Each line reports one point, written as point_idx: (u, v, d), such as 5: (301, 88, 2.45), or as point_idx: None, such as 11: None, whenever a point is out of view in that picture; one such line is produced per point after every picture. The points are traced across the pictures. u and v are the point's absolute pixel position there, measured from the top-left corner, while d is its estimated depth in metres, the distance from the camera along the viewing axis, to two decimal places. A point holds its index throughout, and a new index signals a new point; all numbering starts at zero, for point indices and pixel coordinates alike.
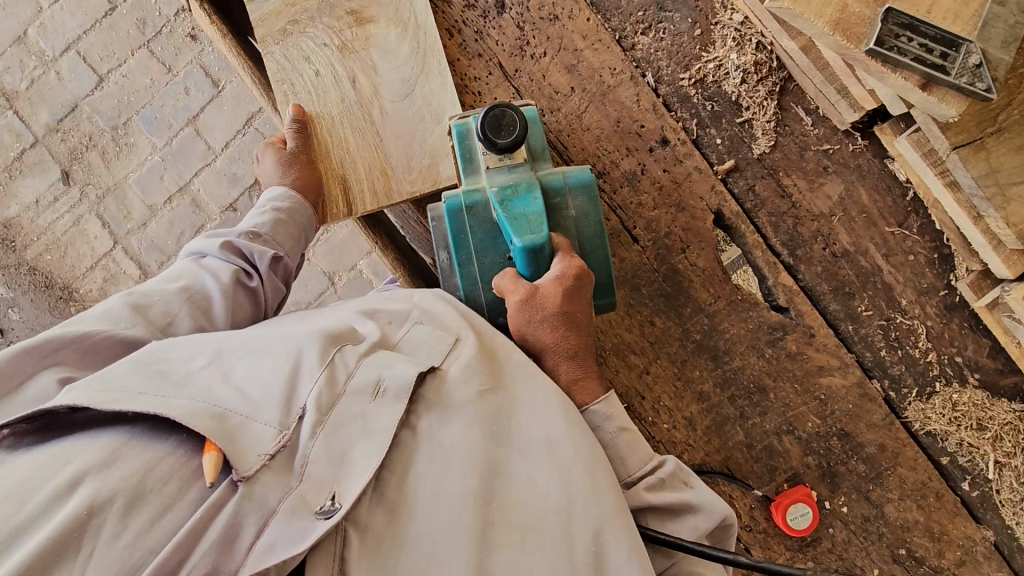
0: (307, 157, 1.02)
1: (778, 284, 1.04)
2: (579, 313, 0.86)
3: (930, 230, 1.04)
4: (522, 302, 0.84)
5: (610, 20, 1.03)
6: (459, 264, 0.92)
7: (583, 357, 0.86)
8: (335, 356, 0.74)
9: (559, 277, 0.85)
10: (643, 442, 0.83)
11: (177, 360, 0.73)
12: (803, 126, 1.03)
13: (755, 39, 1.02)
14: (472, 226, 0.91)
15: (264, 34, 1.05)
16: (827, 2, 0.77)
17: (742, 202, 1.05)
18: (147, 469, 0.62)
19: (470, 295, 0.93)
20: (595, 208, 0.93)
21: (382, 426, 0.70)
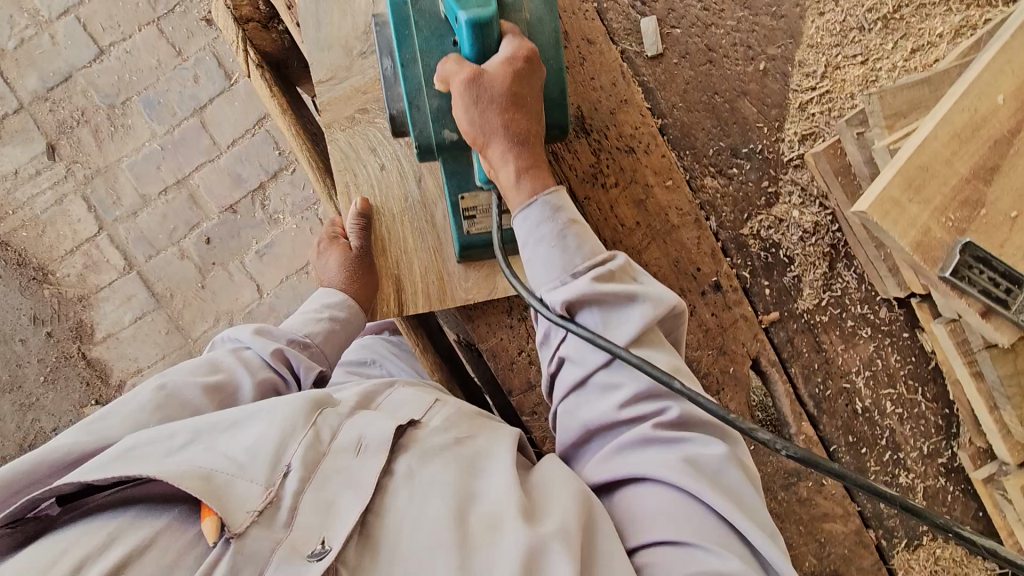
0: (369, 257, 0.94)
1: (800, 434, 1.09)
2: (531, 99, 0.73)
3: (943, 398, 1.10)
4: (465, 82, 0.70)
5: (683, 158, 1.03)
6: (401, 66, 0.77)
7: (533, 149, 0.74)
8: (319, 416, 0.71)
9: (508, 59, 0.71)
10: (591, 237, 0.73)
11: (152, 436, 0.67)
12: (848, 288, 1.06)
13: (819, 200, 1.03)
14: (416, 21, 0.75)
15: (330, 119, 0.93)
16: (914, 223, 0.79)
17: (779, 351, 1.08)
18: (144, 545, 0.58)
19: (412, 102, 0.78)
20: (555, 13, 0.79)
21: (367, 476, 0.65)
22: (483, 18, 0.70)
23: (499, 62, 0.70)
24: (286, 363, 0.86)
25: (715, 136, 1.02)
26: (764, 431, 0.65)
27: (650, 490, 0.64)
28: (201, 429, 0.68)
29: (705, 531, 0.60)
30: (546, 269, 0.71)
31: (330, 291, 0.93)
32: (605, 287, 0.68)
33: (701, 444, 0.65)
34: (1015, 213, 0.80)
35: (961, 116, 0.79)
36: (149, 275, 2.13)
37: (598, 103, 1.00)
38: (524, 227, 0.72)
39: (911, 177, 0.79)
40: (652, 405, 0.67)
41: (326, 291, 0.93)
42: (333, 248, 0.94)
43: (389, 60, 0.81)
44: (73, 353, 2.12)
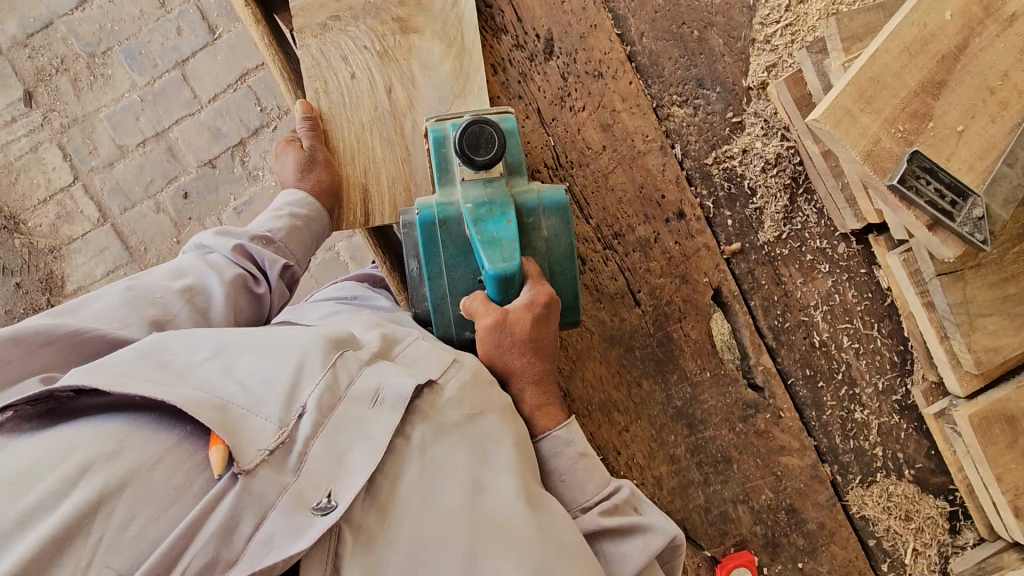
0: (324, 156, 0.93)
1: (759, 365, 1.11)
2: (548, 340, 0.81)
3: (898, 335, 1.12)
4: (489, 324, 0.79)
5: (651, 86, 1.05)
6: (427, 278, 0.86)
7: (550, 381, 0.83)
8: (339, 359, 0.71)
9: (530, 305, 0.79)
10: (600, 468, 0.79)
11: (177, 350, 0.70)
12: (808, 224, 1.09)
13: (781, 131, 1.05)
14: (444, 240, 0.84)
15: (303, 25, 0.95)
16: (864, 133, 0.82)
17: (741, 283, 1.10)
18: (157, 458, 0.60)
19: (436, 310, 0.86)
20: (568, 226, 0.87)
21: (380, 430, 0.67)
22: (507, 276, 0.78)
23: (521, 310, 0.78)
24: (251, 259, 0.88)
25: (682, 65, 1.04)
26: None
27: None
28: (222, 349, 0.70)
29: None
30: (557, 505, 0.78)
31: (285, 192, 0.93)
32: (610, 523, 0.74)
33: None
34: (961, 127, 0.82)
35: (910, 30, 0.81)
36: (124, 228, 2.11)
37: (568, 27, 1.01)
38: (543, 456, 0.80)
39: (862, 88, 0.81)
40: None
41: (282, 193, 0.93)
42: (291, 148, 0.93)
43: (416, 261, 0.89)
44: (43, 304, 2.09)
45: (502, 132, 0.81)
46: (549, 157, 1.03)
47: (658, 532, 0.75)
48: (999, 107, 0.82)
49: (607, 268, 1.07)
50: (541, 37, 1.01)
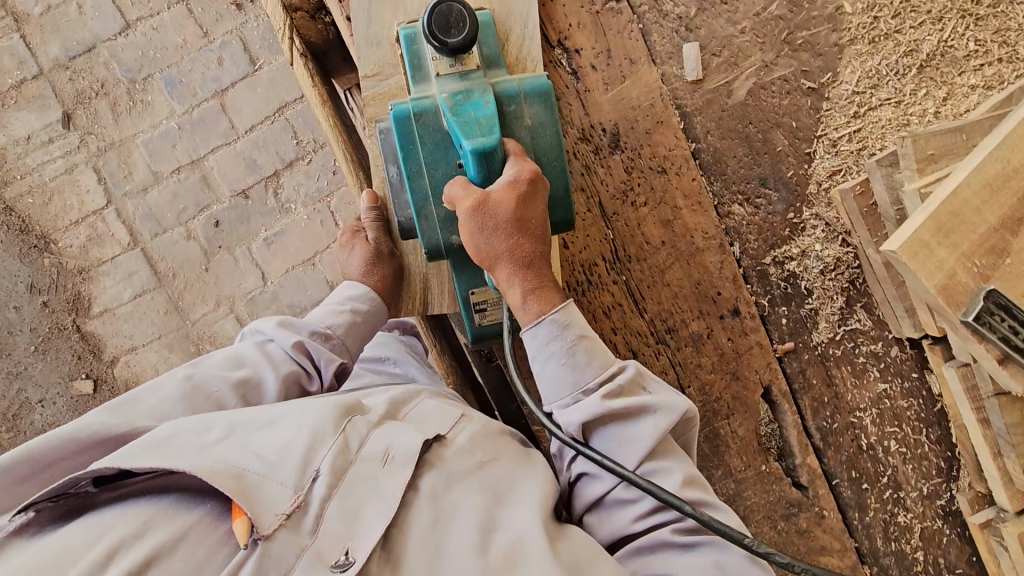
0: (387, 250, 0.95)
1: (804, 464, 1.10)
2: (535, 221, 0.76)
3: (946, 442, 1.11)
4: (471, 204, 0.75)
5: (713, 184, 1.04)
6: (408, 177, 0.82)
7: (541, 269, 0.76)
8: (348, 425, 0.75)
9: (512, 180, 0.76)
10: (602, 349, 0.77)
11: (189, 430, 0.71)
12: (862, 328, 1.08)
13: (841, 236, 1.04)
14: (421, 135, 0.81)
15: (373, 114, 0.94)
16: (941, 266, 0.81)
17: (791, 382, 1.09)
18: (179, 536, 0.62)
19: (419, 212, 0.82)
20: (552, 114, 0.84)
21: (395, 487, 0.70)
22: (488, 150, 0.76)
23: (503, 185, 0.75)
24: (309, 355, 0.86)
25: (746, 165, 1.04)
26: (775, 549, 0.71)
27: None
28: (235, 425, 0.73)
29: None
30: (557, 388, 0.76)
31: (350, 282, 0.93)
32: (614, 406, 0.73)
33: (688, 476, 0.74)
34: None
35: (993, 166, 0.81)
36: (153, 253, 2.11)
37: (635, 122, 1.01)
38: (534, 346, 0.76)
39: (940, 222, 0.80)
40: (656, 470, 0.74)
41: (345, 281, 0.93)
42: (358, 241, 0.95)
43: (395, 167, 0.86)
44: (68, 324, 2.10)
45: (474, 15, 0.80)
46: (607, 251, 1.02)
47: (666, 411, 0.74)
48: None
49: (659, 363, 1.05)
50: (607, 132, 1.00)
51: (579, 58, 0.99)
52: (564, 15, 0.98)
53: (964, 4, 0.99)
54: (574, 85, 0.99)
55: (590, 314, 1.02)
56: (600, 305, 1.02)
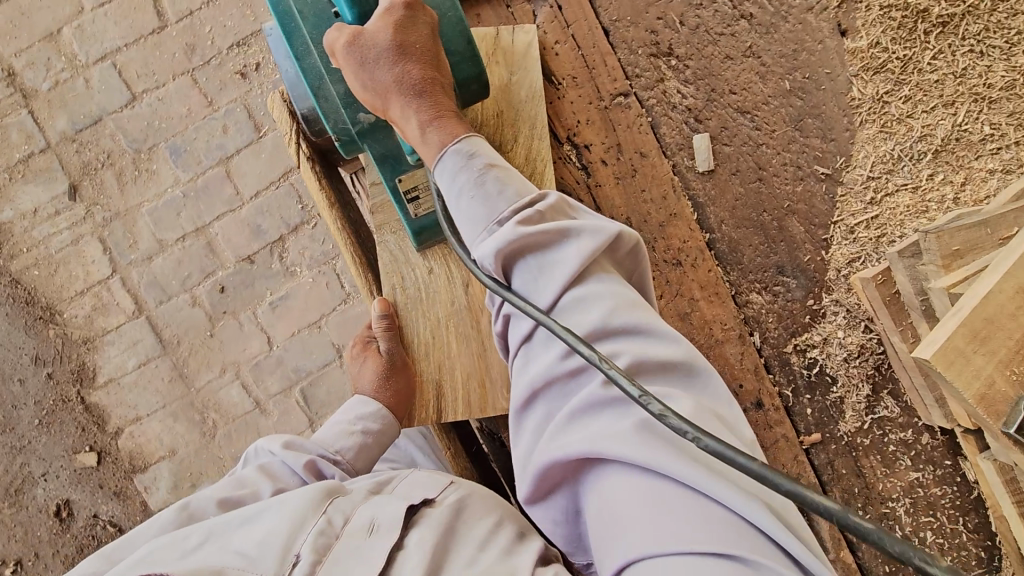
0: (401, 363, 0.93)
1: (838, 560, 1.05)
2: (417, 45, 0.75)
3: (986, 531, 1.06)
4: (351, 49, 0.73)
5: (729, 273, 1.02)
6: (296, 59, 0.80)
7: (437, 97, 0.76)
8: (329, 505, 0.74)
9: (388, 10, 0.74)
10: (518, 179, 0.72)
11: (170, 546, 0.71)
12: (890, 414, 1.04)
13: (864, 322, 1.01)
14: (299, 10, 0.78)
15: (383, 220, 0.92)
16: (977, 374, 0.77)
17: (820, 473, 1.04)
18: None
19: (316, 92, 0.81)
20: None
21: (379, 556, 0.67)
22: None
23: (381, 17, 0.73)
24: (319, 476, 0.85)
25: (762, 253, 1.02)
26: (677, 418, 0.55)
27: (606, 469, 0.58)
28: (214, 531, 0.72)
29: (668, 510, 0.52)
30: (471, 224, 0.70)
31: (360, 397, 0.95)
32: (527, 230, 0.65)
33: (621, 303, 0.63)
34: None
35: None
36: (159, 321, 2.09)
37: (647, 215, 0.99)
38: (445, 181, 0.74)
39: (975, 328, 0.77)
40: (582, 303, 0.63)
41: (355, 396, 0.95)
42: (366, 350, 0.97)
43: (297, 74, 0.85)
44: (73, 396, 2.07)
45: None
46: None
47: (590, 235, 0.65)
48: None
49: None
50: (620, 226, 0.98)
51: (588, 153, 0.97)
52: (572, 112, 0.97)
53: (976, 87, 0.96)
54: (585, 180, 0.97)
55: None
56: None
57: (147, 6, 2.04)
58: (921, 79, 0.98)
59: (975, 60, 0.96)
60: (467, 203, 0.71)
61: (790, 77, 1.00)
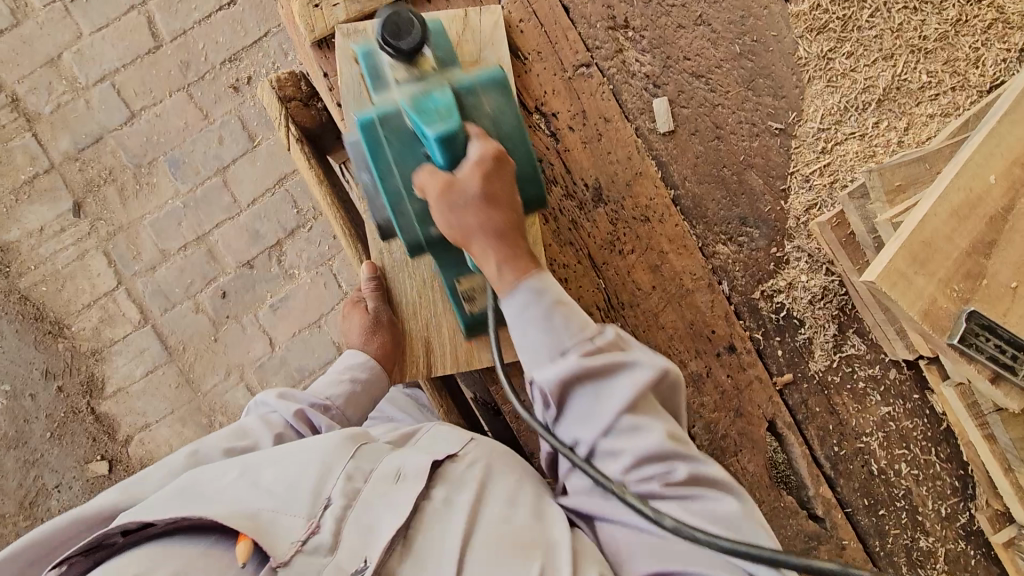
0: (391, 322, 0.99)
1: (818, 495, 1.10)
2: (505, 195, 0.79)
3: (958, 460, 1.12)
4: (441, 189, 0.76)
5: (695, 227, 1.09)
6: (380, 179, 0.82)
7: (516, 244, 0.79)
8: (356, 452, 0.83)
9: (478, 159, 0.77)
10: (580, 314, 0.80)
11: (208, 476, 0.79)
12: (857, 352, 1.09)
13: (825, 265, 1.08)
14: (387, 137, 0.80)
15: None
16: (921, 293, 0.83)
17: (795, 413, 1.10)
18: (196, 563, 0.69)
19: (395, 210, 0.84)
20: (510, 101, 0.84)
21: (403, 500, 0.77)
22: (450, 136, 0.76)
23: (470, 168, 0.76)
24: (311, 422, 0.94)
25: (725, 206, 1.08)
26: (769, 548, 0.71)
27: (604, 525, 0.84)
28: (248, 468, 0.80)
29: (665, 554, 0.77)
30: (535, 354, 0.78)
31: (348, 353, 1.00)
32: (591, 362, 0.77)
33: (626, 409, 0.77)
34: (1015, 284, 0.84)
35: (958, 194, 0.83)
36: (164, 329, 2.16)
37: (615, 176, 1.06)
38: (513, 314, 0.79)
39: (916, 251, 0.83)
40: (636, 432, 0.78)
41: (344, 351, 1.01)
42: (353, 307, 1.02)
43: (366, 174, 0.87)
44: (83, 407, 2.13)
45: (421, 17, 0.80)
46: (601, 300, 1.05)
47: (643, 367, 0.78)
48: None
49: None
50: (590, 187, 1.05)
51: (556, 121, 1.05)
52: (538, 84, 1.04)
53: (912, 39, 1.05)
54: (555, 146, 1.05)
55: None
56: None
57: (142, 28, 2.14)
58: (861, 36, 1.06)
59: (909, 15, 1.05)
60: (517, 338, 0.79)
61: (739, 41, 1.08)
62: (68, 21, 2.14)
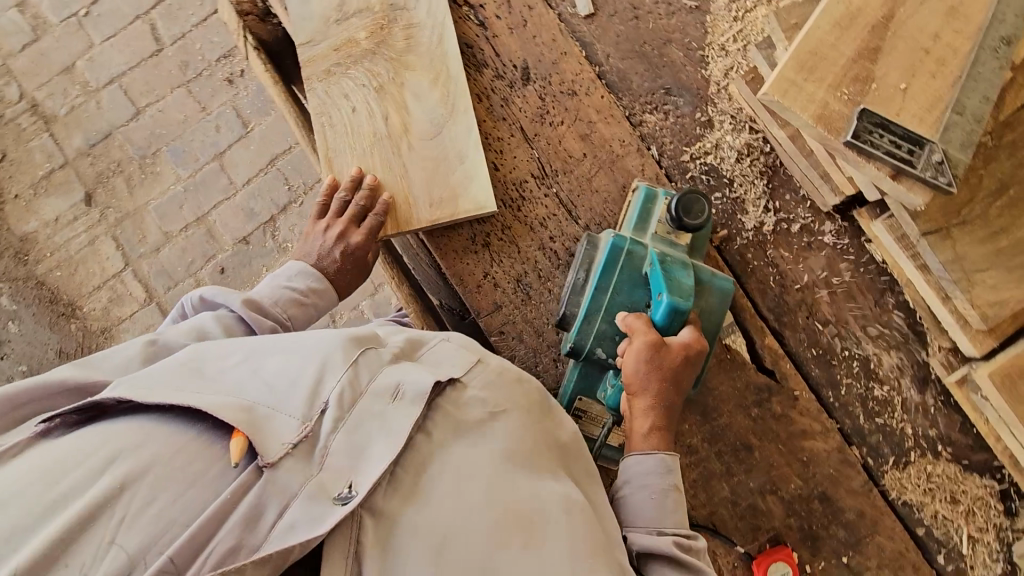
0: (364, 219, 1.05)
1: (765, 347, 1.11)
2: (686, 382, 0.92)
3: (905, 308, 1.12)
4: (649, 341, 0.90)
5: (622, 99, 1.16)
6: (594, 290, 0.99)
7: (669, 417, 0.91)
8: (361, 357, 0.75)
9: (686, 345, 0.91)
10: (683, 509, 0.89)
11: (212, 355, 0.73)
12: (789, 206, 1.14)
13: (748, 124, 1.14)
14: (624, 267, 0.98)
15: (309, 73, 1.11)
16: (812, 99, 0.90)
17: (734, 269, 1.13)
18: (180, 449, 0.63)
19: (585, 317, 0.99)
20: (721, 311, 1.00)
21: (401, 423, 0.70)
22: (680, 309, 0.90)
23: (681, 345, 0.90)
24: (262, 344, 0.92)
25: (648, 78, 1.16)
26: None
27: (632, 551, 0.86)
28: (253, 354, 0.74)
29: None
30: (643, 518, 0.87)
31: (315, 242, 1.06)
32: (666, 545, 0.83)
33: (666, 485, 0.88)
34: (904, 84, 0.89)
35: (837, 8, 0.92)
36: (168, 305, 2.28)
37: (541, 56, 1.14)
38: (634, 469, 0.90)
39: (803, 61, 0.90)
40: (659, 498, 0.88)
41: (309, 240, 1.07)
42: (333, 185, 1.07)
43: (582, 275, 1.04)
44: None
45: (711, 211, 0.99)
46: (535, 168, 1.12)
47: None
48: (937, 65, 0.89)
49: None
50: (518, 67, 1.13)
51: (483, 11, 1.15)
52: None
53: None
54: (483, 34, 1.14)
55: (527, 225, 1.11)
56: (535, 217, 1.11)
57: (146, 34, 2.37)
58: None
59: None
60: (635, 391, 0.91)
61: None
62: (82, 33, 2.37)
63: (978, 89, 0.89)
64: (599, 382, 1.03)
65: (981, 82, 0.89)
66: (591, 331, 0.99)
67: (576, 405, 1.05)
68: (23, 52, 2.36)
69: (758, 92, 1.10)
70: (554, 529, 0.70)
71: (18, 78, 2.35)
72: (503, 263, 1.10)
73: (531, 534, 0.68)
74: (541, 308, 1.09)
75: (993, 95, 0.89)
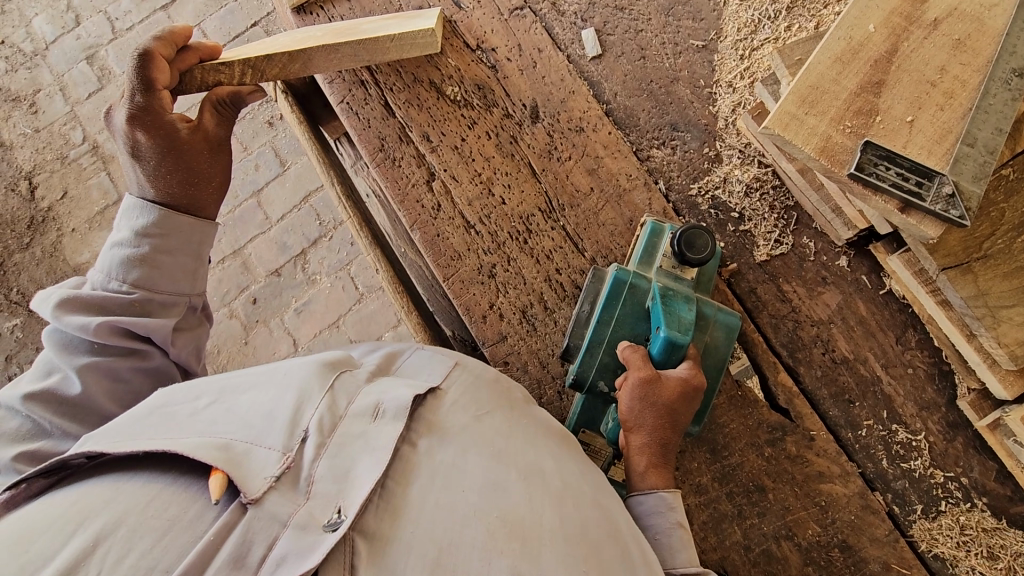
0: (157, 123, 0.94)
1: (778, 384, 1.07)
2: (683, 418, 0.89)
3: (929, 346, 1.07)
4: (642, 377, 0.89)
5: (629, 135, 1.18)
6: (597, 321, 0.99)
7: (666, 451, 0.90)
8: (335, 383, 0.77)
9: (683, 379, 0.89)
10: (693, 548, 0.84)
11: (181, 399, 0.74)
12: (801, 240, 1.12)
13: (757, 158, 1.13)
14: (625, 299, 0.98)
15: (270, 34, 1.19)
16: (814, 132, 0.90)
17: (744, 303, 1.12)
18: (153, 498, 0.65)
19: (587, 348, 0.99)
20: (727, 346, 0.98)
21: (382, 443, 0.70)
22: (677, 344, 0.89)
23: (677, 380, 0.89)
24: (130, 336, 0.89)
25: (655, 115, 1.18)
26: None
27: None
28: (224, 392, 0.75)
29: None
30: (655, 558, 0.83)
31: (131, 169, 0.97)
32: None
33: (671, 523, 0.85)
34: (911, 117, 0.88)
35: (838, 44, 0.92)
36: None
37: (550, 95, 1.17)
38: (640, 508, 0.87)
39: (804, 96, 0.91)
40: (664, 537, 0.84)
41: (135, 168, 0.96)
42: (205, 114, 1.00)
43: (587, 306, 1.05)
44: None
45: (715, 245, 0.97)
46: (542, 202, 1.14)
47: None
48: (944, 97, 0.88)
49: None
50: (527, 106, 1.17)
51: (495, 54, 1.18)
52: (478, 25, 1.19)
53: None
54: (493, 75, 1.17)
55: (534, 257, 1.13)
56: (541, 249, 1.13)
57: None
58: None
59: None
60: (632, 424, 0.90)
61: None
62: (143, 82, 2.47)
63: (990, 120, 0.87)
64: (603, 415, 1.03)
65: (993, 113, 0.87)
66: (593, 363, 0.99)
67: (580, 437, 1.04)
68: (89, 99, 2.53)
69: (761, 124, 1.09)
70: (550, 530, 0.68)
71: (82, 123, 2.52)
72: (509, 294, 1.13)
73: (525, 538, 0.66)
74: (546, 338, 1.12)
75: (1006, 126, 0.86)
